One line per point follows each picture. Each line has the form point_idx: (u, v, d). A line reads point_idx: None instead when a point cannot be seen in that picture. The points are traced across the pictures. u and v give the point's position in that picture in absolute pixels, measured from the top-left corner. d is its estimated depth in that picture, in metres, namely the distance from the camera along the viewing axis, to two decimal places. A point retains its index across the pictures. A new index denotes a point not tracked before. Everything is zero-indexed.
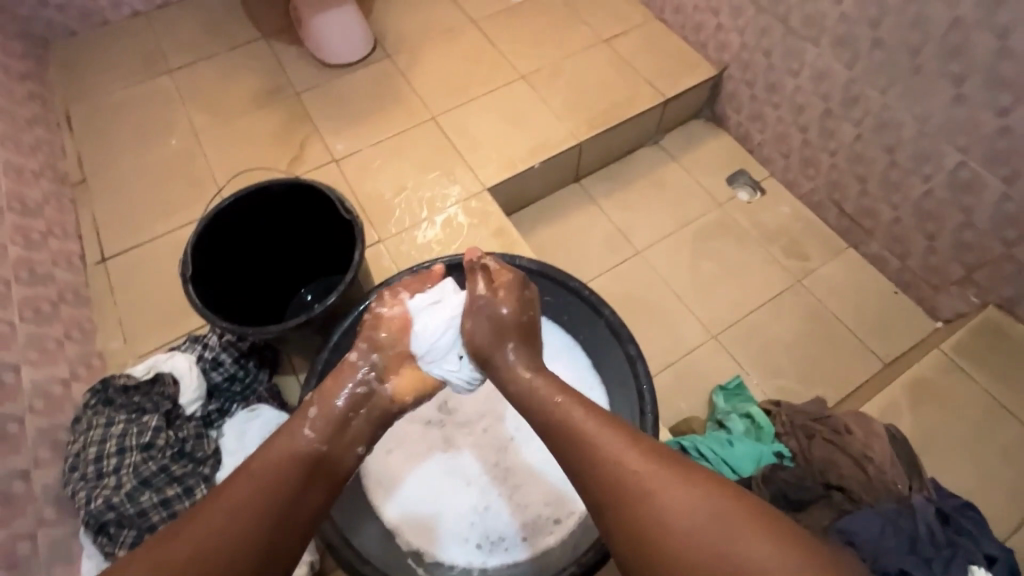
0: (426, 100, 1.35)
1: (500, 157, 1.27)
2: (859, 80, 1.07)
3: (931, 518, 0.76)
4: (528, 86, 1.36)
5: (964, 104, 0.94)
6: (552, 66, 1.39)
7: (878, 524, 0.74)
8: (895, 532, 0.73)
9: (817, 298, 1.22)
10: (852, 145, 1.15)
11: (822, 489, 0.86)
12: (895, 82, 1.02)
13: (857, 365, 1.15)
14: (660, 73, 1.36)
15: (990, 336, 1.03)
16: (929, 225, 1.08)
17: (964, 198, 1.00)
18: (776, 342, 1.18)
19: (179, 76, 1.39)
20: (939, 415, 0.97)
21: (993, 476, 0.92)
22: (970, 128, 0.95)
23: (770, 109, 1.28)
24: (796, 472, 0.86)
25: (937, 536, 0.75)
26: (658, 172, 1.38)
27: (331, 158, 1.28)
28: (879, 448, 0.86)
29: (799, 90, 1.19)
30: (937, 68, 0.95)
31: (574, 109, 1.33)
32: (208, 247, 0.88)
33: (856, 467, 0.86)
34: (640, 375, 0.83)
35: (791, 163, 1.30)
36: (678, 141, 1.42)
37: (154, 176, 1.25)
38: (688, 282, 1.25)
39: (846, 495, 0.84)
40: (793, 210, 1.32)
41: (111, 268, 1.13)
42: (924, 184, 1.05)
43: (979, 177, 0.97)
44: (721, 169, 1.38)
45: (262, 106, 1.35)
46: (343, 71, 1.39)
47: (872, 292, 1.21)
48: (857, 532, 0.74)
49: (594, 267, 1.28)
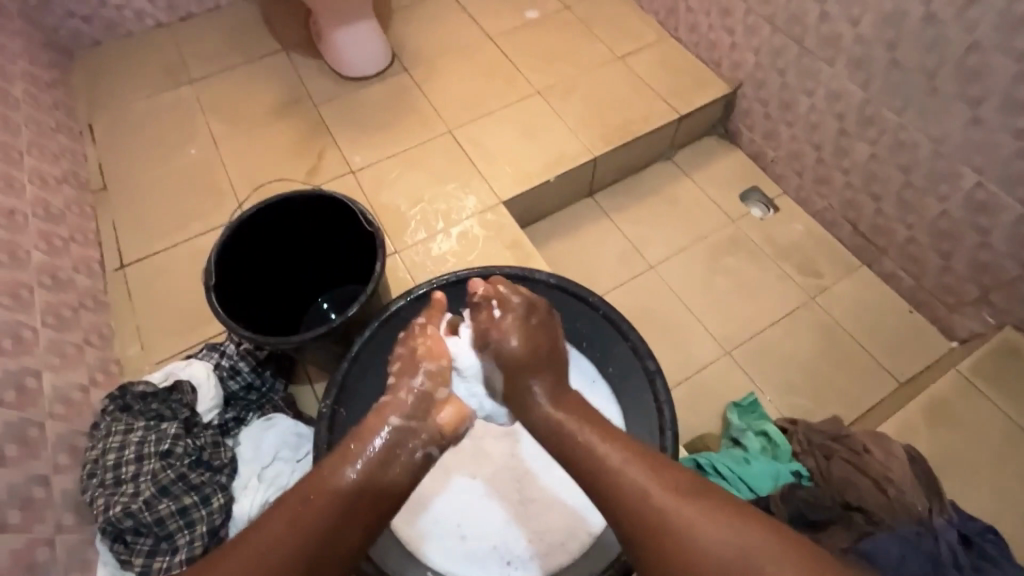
0: (442, 113, 1.37)
1: (516, 170, 1.29)
2: (874, 100, 1.08)
3: (954, 542, 0.75)
4: (543, 101, 1.38)
5: (981, 126, 0.94)
6: (568, 82, 1.40)
7: (899, 547, 0.72)
8: (917, 558, 0.72)
9: (830, 316, 1.21)
10: (867, 164, 1.15)
11: (841, 509, 0.84)
12: (911, 103, 1.02)
13: (873, 384, 1.14)
14: (675, 90, 1.38)
15: (1007, 356, 1.02)
16: (945, 245, 1.08)
17: (981, 218, 1.00)
18: (790, 358, 1.17)
19: (200, 87, 1.42)
20: (956, 436, 0.96)
21: (1013, 498, 0.91)
22: (987, 150, 0.95)
23: (784, 126, 1.29)
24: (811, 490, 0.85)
25: (961, 560, 0.73)
26: (670, 187, 1.40)
27: (347, 169, 1.29)
28: (899, 469, 0.85)
29: (814, 109, 1.20)
30: (953, 91, 0.96)
31: (588, 125, 1.34)
32: (232, 257, 0.90)
33: (876, 489, 0.84)
34: (658, 390, 0.84)
35: (805, 181, 1.31)
36: (691, 156, 1.44)
37: (175, 184, 1.27)
38: (701, 299, 1.25)
39: (867, 517, 0.82)
40: (807, 227, 1.32)
41: (129, 275, 1.14)
42: (940, 204, 1.06)
43: (995, 198, 0.97)
44: (734, 185, 1.39)
45: (281, 117, 1.37)
46: (361, 83, 1.42)
47: (886, 310, 1.21)
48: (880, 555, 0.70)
49: (608, 281, 1.28)
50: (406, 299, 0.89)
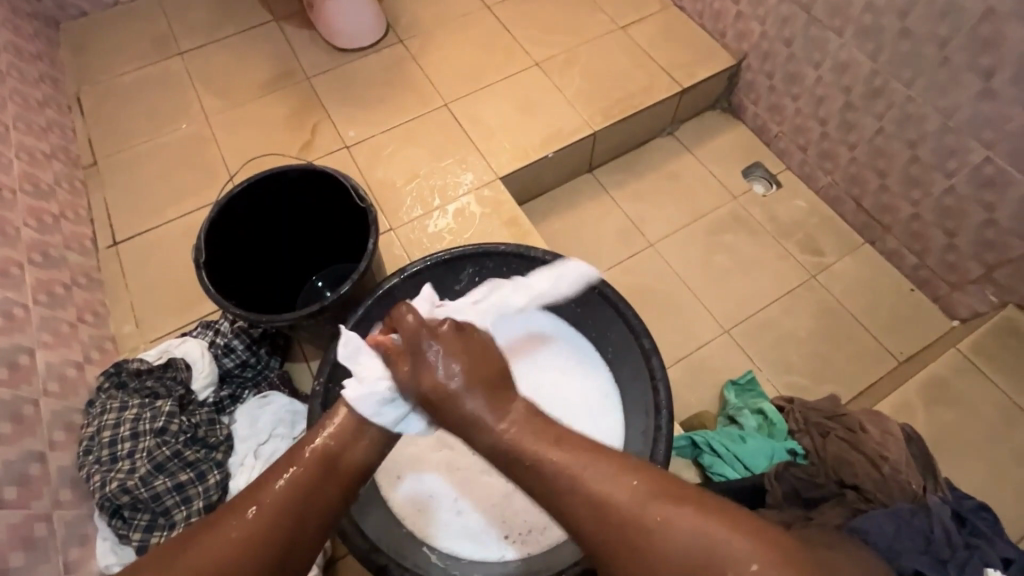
0: (438, 86, 1.34)
1: (513, 146, 1.26)
2: (883, 72, 1.05)
3: (947, 519, 0.74)
4: (542, 74, 1.34)
5: (992, 99, 0.91)
6: (567, 54, 1.36)
7: (892, 523, 0.72)
8: (909, 533, 0.71)
9: (830, 294, 1.20)
10: (874, 138, 1.12)
11: (835, 487, 0.84)
12: (921, 74, 0.99)
13: (872, 362, 1.14)
14: (677, 62, 1.34)
15: (1008, 335, 1.01)
16: (951, 223, 1.06)
17: (988, 194, 0.98)
18: (789, 337, 1.17)
19: (189, 59, 1.38)
20: (953, 414, 0.96)
21: (1009, 477, 0.91)
22: (998, 123, 0.92)
23: (789, 100, 1.26)
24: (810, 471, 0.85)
25: (953, 537, 0.73)
26: (672, 162, 1.37)
27: (341, 144, 1.27)
28: (894, 447, 0.84)
29: (821, 81, 1.17)
30: (965, 62, 0.92)
31: (588, 99, 1.31)
32: (222, 234, 0.88)
33: (870, 466, 0.84)
34: (654, 369, 0.82)
35: (809, 157, 1.28)
36: (694, 131, 1.40)
37: (166, 159, 1.25)
38: (700, 276, 1.23)
39: (860, 494, 0.83)
40: (810, 204, 1.30)
41: (122, 252, 1.13)
42: (947, 179, 1.03)
43: (1004, 174, 0.95)
44: (737, 161, 1.36)
45: (274, 91, 1.33)
46: (355, 56, 1.38)
47: (888, 288, 1.20)
48: (872, 530, 0.71)
49: (607, 260, 1.26)
50: (399, 277, 0.87)
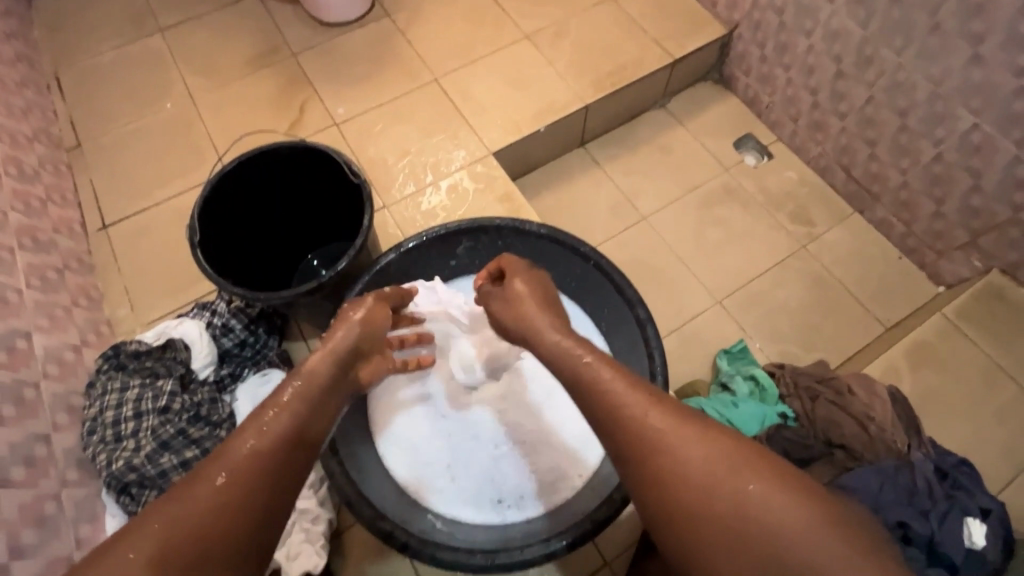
0: (427, 61, 1.32)
1: (505, 120, 1.25)
2: (873, 39, 1.05)
3: (929, 473, 0.77)
4: (532, 46, 1.32)
5: (980, 65, 0.92)
6: (557, 25, 1.35)
7: (876, 479, 0.74)
8: (893, 488, 0.74)
9: (820, 263, 1.22)
10: (863, 107, 1.13)
11: (824, 448, 0.87)
12: (910, 41, 0.99)
13: (860, 329, 1.16)
14: (668, 32, 1.32)
15: (992, 299, 1.03)
16: (938, 190, 1.08)
17: (975, 161, 1.00)
18: (779, 306, 1.19)
19: (170, 36, 1.35)
20: (937, 376, 0.99)
21: (990, 435, 0.94)
22: (985, 90, 0.93)
23: (780, 70, 1.26)
24: (799, 433, 0.88)
25: (934, 491, 0.75)
26: (664, 135, 1.37)
27: (331, 122, 1.25)
28: (880, 408, 0.87)
29: (812, 50, 1.17)
30: (955, 28, 0.93)
31: (580, 71, 1.29)
32: (215, 214, 0.88)
33: (857, 427, 0.87)
34: (650, 338, 0.83)
35: (800, 127, 1.28)
36: (685, 103, 1.40)
37: (152, 140, 1.22)
38: (693, 248, 1.25)
39: (847, 454, 0.86)
40: (801, 175, 1.31)
41: (112, 235, 1.12)
42: (935, 147, 1.04)
43: (990, 140, 0.96)
44: (728, 133, 1.36)
45: (259, 68, 1.31)
46: (341, 31, 1.35)
47: (876, 256, 1.22)
48: (858, 487, 0.74)
49: (601, 233, 1.27)
50: (397, 253, 0.88)
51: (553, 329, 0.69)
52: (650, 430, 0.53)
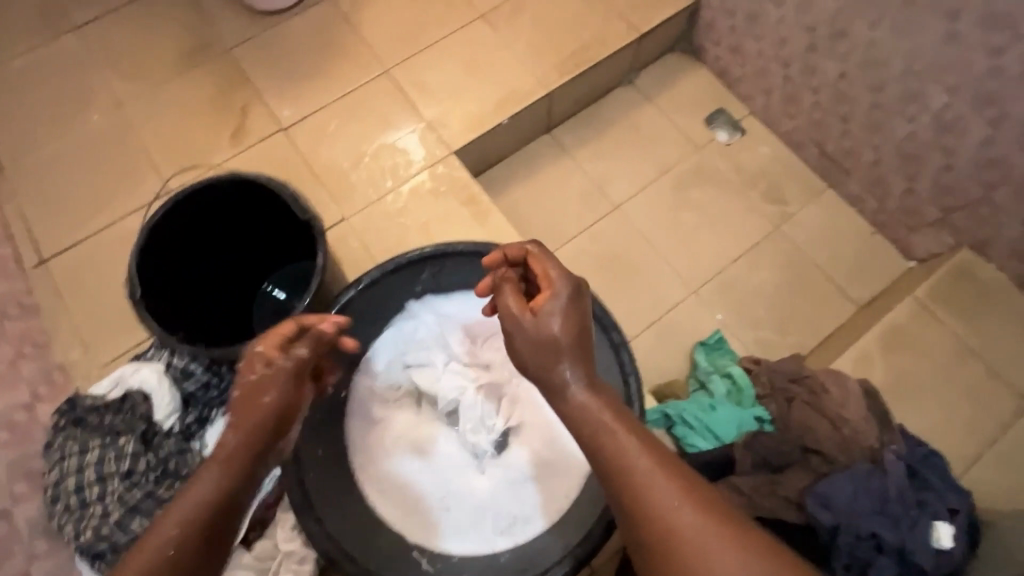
0: (376, 49, 1.21)
1: (465, 113, 1.17)
2: (846, 12, 0.99)
3: (901, 476, 0.79)
4: (489, 26, 1.23)
5: (955, 42, 0.88)
6: (515, 0, 1.25)
7: (851, 487, 0.77)
8: (866, 494, 0.77)
9: (794, 244, 1.21)
10: (836, 83, 1.08)
11: (799, 453, 0.87)
12: (884, 15, 0.94)
13: (833, 310, 1.17)
14: (633, 3, 1.24)
15: (961, 279, 1.04)
16: (910, 167, 1.06)
17: (947, 140, 0.97)
18: (755, 291, 1.18)
19: (86, 36, 1.21)
20: (908, 360, 1.00)
21: (957, 414, 0.97)
22: (959, 68, 0.90)
23: (751, 42, 1.19)
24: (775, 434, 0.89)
25: (906, 494, 0.78)
26: (633, 115, 1.31)
27: (277, 127, 1.16)
28: (853, 409, 0.88)
29: (783, 22, 1.10)
30: (929, 2, 0.88)
31: (541, 53, 1.21)
32: (158, 256, 0.82)
33: (832, 429, 0.87)
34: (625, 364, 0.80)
35: (772, 101, 1.24)
36: (654, 78, 1.33)
37: (82, 159, 1.12)
38: (667, 237, 1.22)
39: (823, 458, 0.85)
40: (774, 150, 1.27)
41: (52, 271, 1.04)
42: (908, 125, 1.01)
43: (963, 119, 0.93)
44: (699, 109, 1.31)
45: (191, 67, 1.19)
46: (277, 19, 1.23)
47: (850, 234, 1.21)
48: (834, 496, 0.77)
49: (573, 226, 1.23)
50: (356, 289, 0.83)
51: (579, 386, 0.60)
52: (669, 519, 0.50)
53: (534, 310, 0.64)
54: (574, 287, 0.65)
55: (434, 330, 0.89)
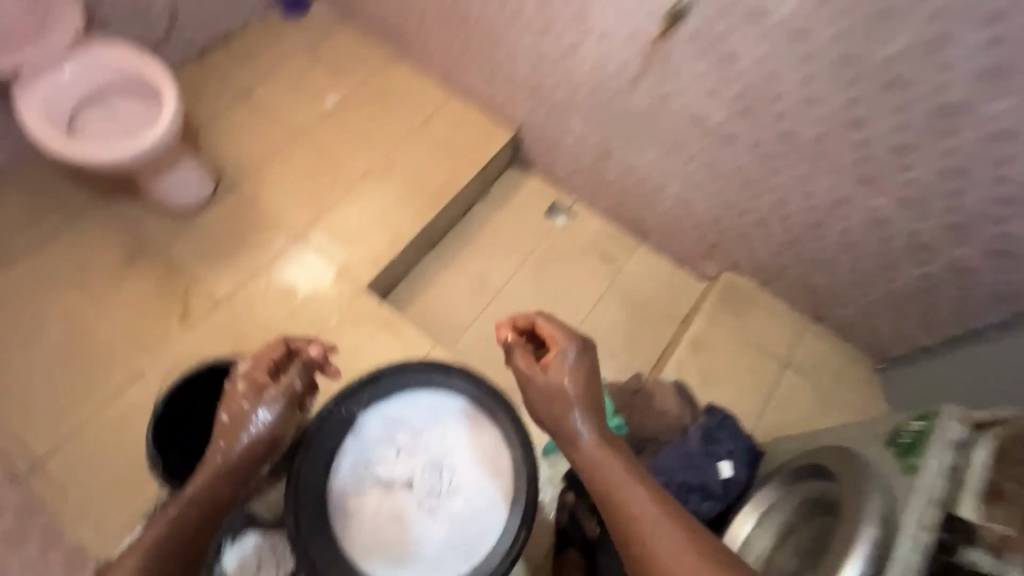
0: (284, 221, 1.55)
1: (366, 254, 1.53)
2: (606, 140, 1.47)
3: (695, 438, 1.19)
4: (368, 185, 1.61)
5: (668, 155, 1.37)
6: (383, 161, 1.64)
7: (669, 456, 1.18)
8: (677, 458, 1.17)
9: (627, 289, 1.65)
10: (618, 180, 1.56)
11: (643, 441, 1.29)
12: (627, 141, 1.42)
13: (663, 330, 1.62)
14: (471, 146, 1.68)
15: (729, 292, 1.52)
16: (679, 226, 1.54)
17: (690, 208, 1.46)
18: (608, 331, 1.61)
19: (31, 265, 1.44)
20: (709, 357, 1.46)
21: (745, 385, 1.44)
22: (677, 169, 1.39)
23: (558, 158, 1.66)
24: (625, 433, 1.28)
25: (701, 450, 1.17)
26: (492, 221, 1.73)
27: (216, 302, 1.44)
28: (670, 402, 1.31)
29: (573, 146, 1.58)
30: (647, 134, 1.36)
31: (412, 196, 1.61)
32: (162, 439, 1.08)
33: (660, 420, 1.29)
34: (520, 430, 1.09)
35: (585, 192, 1.70)
36: (501, 190, 1.77)
37: (52, 369, 1.34)
38: (537, 306, 1.63)
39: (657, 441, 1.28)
40: (598, 224, 1.73)
41: (49, 470, 1.25)
42: (667, 201, 1.49)
43: (692, 196, 1.42)
44: (539, 205, 1.75)
45: (131, 270, 1.46)
46: (196, 214, 1.54)
47: (663, 271, 1.67)
48: (662, 466, 1.17)
49: (467, 315, 1.61)
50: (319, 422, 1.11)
51: (588, 435, 0.91)
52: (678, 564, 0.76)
53: (545, 367, 0.96)
54: (578, 350, 0.96)
55: (381, 430, 1.15)
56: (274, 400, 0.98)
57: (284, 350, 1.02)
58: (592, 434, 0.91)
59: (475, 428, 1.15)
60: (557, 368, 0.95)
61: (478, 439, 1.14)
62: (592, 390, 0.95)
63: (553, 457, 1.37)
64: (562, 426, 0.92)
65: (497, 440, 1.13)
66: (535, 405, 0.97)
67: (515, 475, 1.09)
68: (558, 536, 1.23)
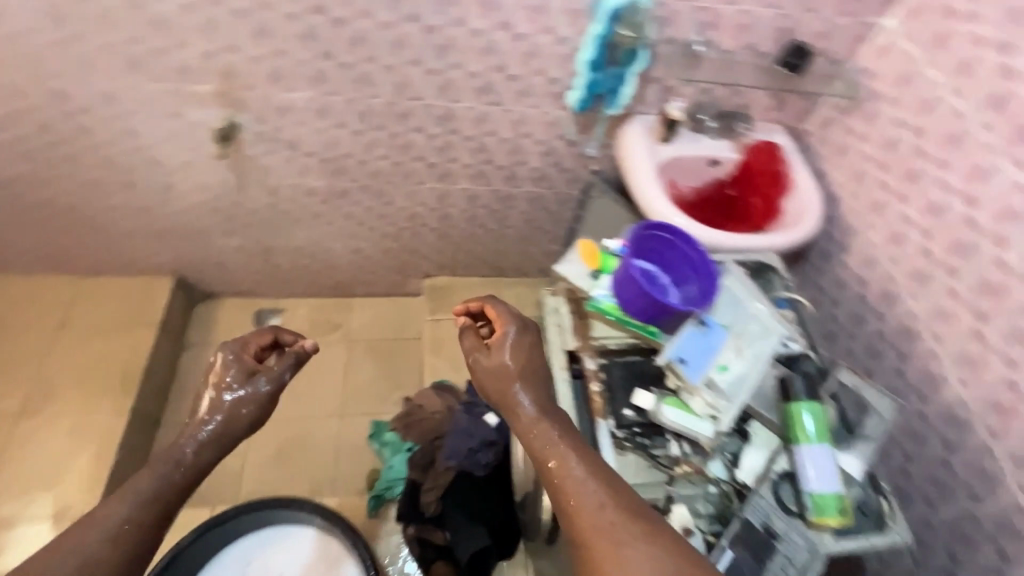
0: None
1: (78, 482, 1.34)
2: (256, 241, 1.56)
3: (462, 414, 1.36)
4: (36, 417, 1.42)
5: (314, 227, 1.53)
6: (41, 383, 1.46)
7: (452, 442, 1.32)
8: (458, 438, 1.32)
9: (366, 340, 1.78)
10: (293, 264, 1.67)
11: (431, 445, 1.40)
12: (274, 233, 1.54)
13: (410, 351, 1.77)
14: (134, 312, 1.59)
15: (435, 291, 1.76)
16: (368, 269, 1.72)
17: (363, 253, 1.66)
18: (371, 382, 1.71)
19: None
20: (452, 348, 1.67)
21: None
22: (329, 233, 1.56)
23: (229, 275, 1.69)
24: (418, 449, 1.41)
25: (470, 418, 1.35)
26: (209, 362, 1.68)
27: None
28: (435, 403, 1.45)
29: (233, 259, 1.62)
30: (285, 221, 1.50)
31: (98, 394, 1.46)
32: None
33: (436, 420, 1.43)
34: (315, 520, 1.11)
35: (278, 288, 1.77)
36: (200, 330, 1.72)
37: None
38: (297, 405, 1.65)
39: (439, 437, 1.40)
40: (308, 305, 1.82)
41: None
42: (343, 258, 1.66)
43: (357, 244, 1.61)
44: (245, 321, 1.76)
45: None
46: None
47: (385, 308, 1.84)
48: (451, 455, 1.31)
49: (235, 459, 1.55)
50: None
51: (530, 405, 0.78)
52: (602, 522, 0.64)
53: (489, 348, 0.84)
54: (518, 327, 0.85)
55: None
56: (237, 382, 0.84)
57: (273, 338, 0.93)
58: (535, 406, 0.78)
59: (285, 548, 1.10)
60: (502, 342, 0.83)
61: (293, 558, 1.09)
62: (537, 364, 0.83)
63: (381, 512, 1.40)
64: (516, 403, 0.78)
65: (310, 546, 1.10)
66: (478, 385, 0.84)
67: (342, 564, 1.08)
68: (425, 562, 1.31)
